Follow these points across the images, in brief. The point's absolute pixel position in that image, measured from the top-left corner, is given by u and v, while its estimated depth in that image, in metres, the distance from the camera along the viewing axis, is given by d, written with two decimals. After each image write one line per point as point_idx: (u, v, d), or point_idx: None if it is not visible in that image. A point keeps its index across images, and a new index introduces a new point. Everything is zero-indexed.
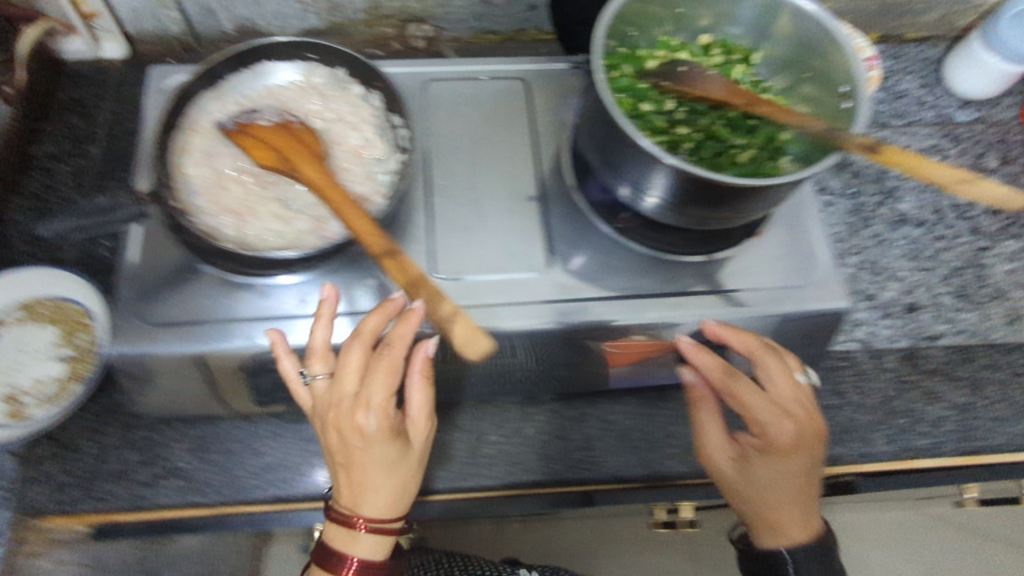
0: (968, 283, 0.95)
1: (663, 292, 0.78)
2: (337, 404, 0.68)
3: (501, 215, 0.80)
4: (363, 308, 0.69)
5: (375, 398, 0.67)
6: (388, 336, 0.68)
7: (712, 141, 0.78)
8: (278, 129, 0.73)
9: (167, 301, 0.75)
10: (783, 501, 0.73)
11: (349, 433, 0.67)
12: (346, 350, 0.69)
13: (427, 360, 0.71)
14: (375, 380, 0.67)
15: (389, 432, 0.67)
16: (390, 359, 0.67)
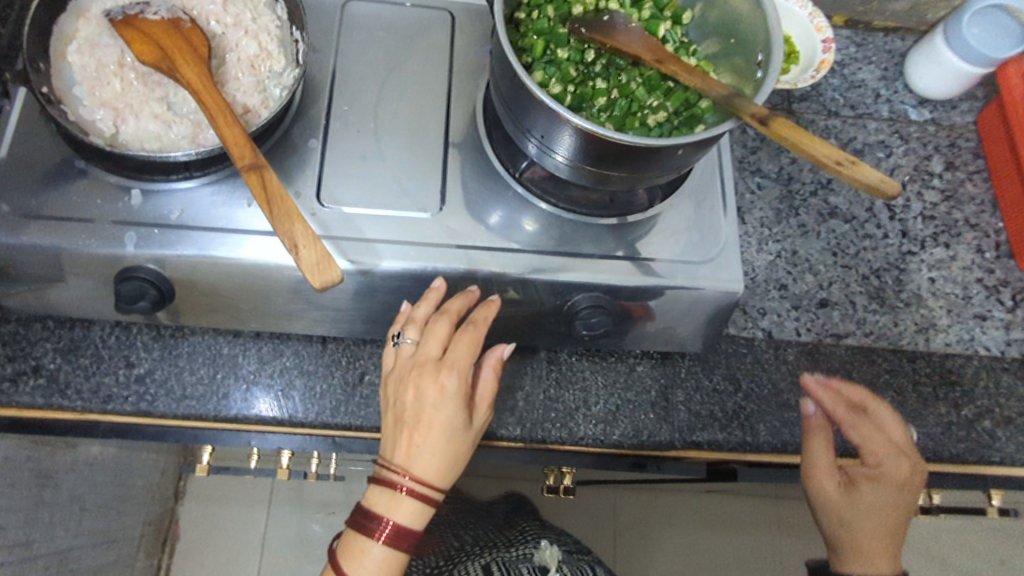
0: (885, 286, 0.93)
1: (552, 249, 0.76)
2: (419, 364, 0.70)
3: (399, 149, 0.77)
4: (439, 288, 0.72)
5: (457, 363, 0.69)
6: (472, 316, 0.72)
7: (626, 99, 0.74)
8: (164, 25, 0.69)
9: (33, 191, 0.71)
10: (872, 534, 0.79)
11: (425, 393, 0.69)
12: (435, 319, 0.71)
13: (499, 358, 0.74)
14: (457, 349, 0.70)
15: (462, 397, 0.69)
16: (475, 334, 0.71)
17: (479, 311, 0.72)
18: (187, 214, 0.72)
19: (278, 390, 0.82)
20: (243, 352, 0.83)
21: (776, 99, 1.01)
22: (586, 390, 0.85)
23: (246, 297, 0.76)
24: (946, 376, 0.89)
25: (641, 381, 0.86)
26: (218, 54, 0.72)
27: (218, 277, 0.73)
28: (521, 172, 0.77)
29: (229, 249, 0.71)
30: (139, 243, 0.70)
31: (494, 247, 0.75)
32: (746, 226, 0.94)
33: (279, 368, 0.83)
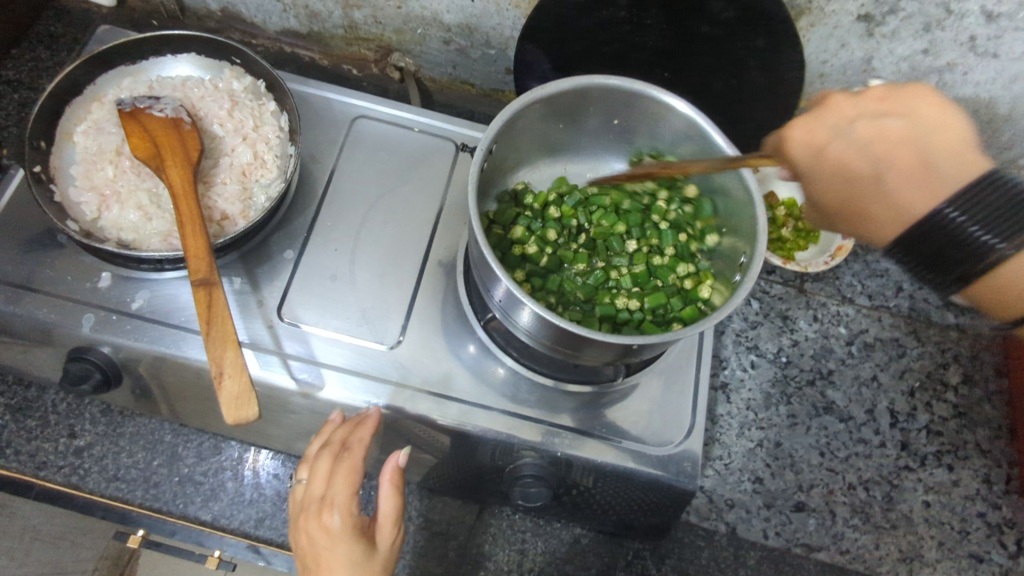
0: (872, 502, 0.85)
1: (503, 406, 0.72)
2: (306, 507, 0.64)
3: (372, 275, 0.76)
4: (332, 420, 0.68)
5: (338, 499, 0.62)
6: (349, 439, 0.64)
7: (605, 273, 0.73)
8: (165, 124, 0.70)
9: (10, 257, 0.73)
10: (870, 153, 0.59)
11: (314, 534, 0.62)
12: (318, 454, 0.65)
13: (395, 469, 0.65)
14: (337, 480, 0.63)
15: (353, 530, 0.62)
16: (351, 461, 0.63)
17: (357, 432, 0.65)
18: (148, 305, 0.72)
19: (208, 490, 0.80)
20: (185, 443, 0.82)
21: (788, 275, 0.98)
22: (522, 553, 0.80)
23: (192, 394, 0.75)
24: None
25: (584, 556, 0.80)
26: (214, 155, 0.74)
27: (167, 372, 0.72)
28: (487, 319, 0.74)
29: (180, 348, 0.70)
30: (94, 326, 0.70)
31: (443, 396, 0.72)
32: (730, 404, 0.89)
33: (216, 466, 0.81)
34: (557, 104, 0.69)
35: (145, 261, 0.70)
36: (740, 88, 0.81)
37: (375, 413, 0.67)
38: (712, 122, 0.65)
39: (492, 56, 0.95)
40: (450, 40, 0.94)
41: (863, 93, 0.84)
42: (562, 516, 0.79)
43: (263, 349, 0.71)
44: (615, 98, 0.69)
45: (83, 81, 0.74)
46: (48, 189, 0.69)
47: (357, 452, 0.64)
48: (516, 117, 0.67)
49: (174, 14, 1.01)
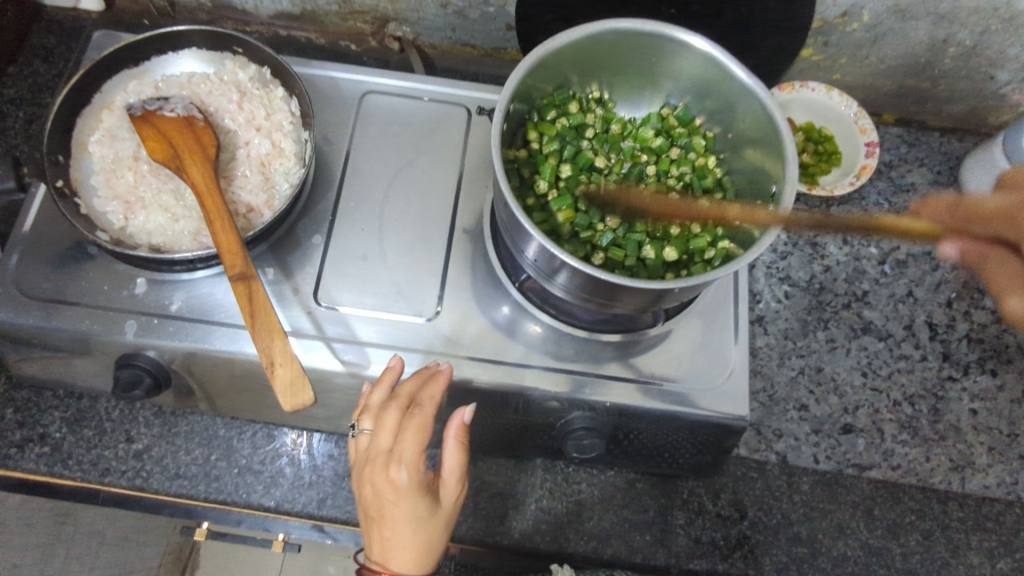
0: (918, 416, 0.86)
1: (548, 363, 0.73)
2: (371, 459, 0.62)
3: (402, 250, 0.77)
4: (393, 368, 0.67)
5: (406, 455, 0.60)
6: (418, 396, 0.64)
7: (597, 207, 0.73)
8: (179, 124, 0.70)
9: (45, 273, 0.73)
10: (1018, 234, 0.66)
11: (380, 488, 0.60)
12: (384, 408, 0.64)
13: (462, 427, 0.63)
14: (406, 437, 0.61)
15: (421, 487, 0.60)
16: (422, 417, 0.62)
17: (427, 390, 0.64)
18: (186, 306, 0.73)
19: (267, 477, 0.82)
20: (239, 435, 0.83)
21: (813, 201, 0.97)
22: (580, 504, 0.82)
23: (240, 387, 0.76)
24: (982, 522, 0.82)
25: (640, 500, 0.82)
26: (229, 149, 0.74)
27: (215, 368, 0.73)
28: (521, 279, 0.75)
29: (224, 343, 0.71)
30: (138, 332, 0.71)
31: (489, 360, 0.72)
32: (769, 336, 0.89)
33: (272, 454, 0.83)
34: (592, 49, 0.68)
35: (178, 263, 0.70)
36: (749, 16, 0.79)
37: (445, 373, 0.66)
38: (731, 56, 0.65)
39: (491, 14, 0.93)
40: (446, 3, 0.92)
41: (876, 6, 0.82)
42: (616, 464, 0.81)
43: (305, 335, 0.72)
44: (670, 48, 0.68)
45: (89, 90, 0.74)
46: (72, 203, 0.69)
47: (428, 412, 0.62)
48: (533, 71, 0.66)
49: (164, 10, 1.00)
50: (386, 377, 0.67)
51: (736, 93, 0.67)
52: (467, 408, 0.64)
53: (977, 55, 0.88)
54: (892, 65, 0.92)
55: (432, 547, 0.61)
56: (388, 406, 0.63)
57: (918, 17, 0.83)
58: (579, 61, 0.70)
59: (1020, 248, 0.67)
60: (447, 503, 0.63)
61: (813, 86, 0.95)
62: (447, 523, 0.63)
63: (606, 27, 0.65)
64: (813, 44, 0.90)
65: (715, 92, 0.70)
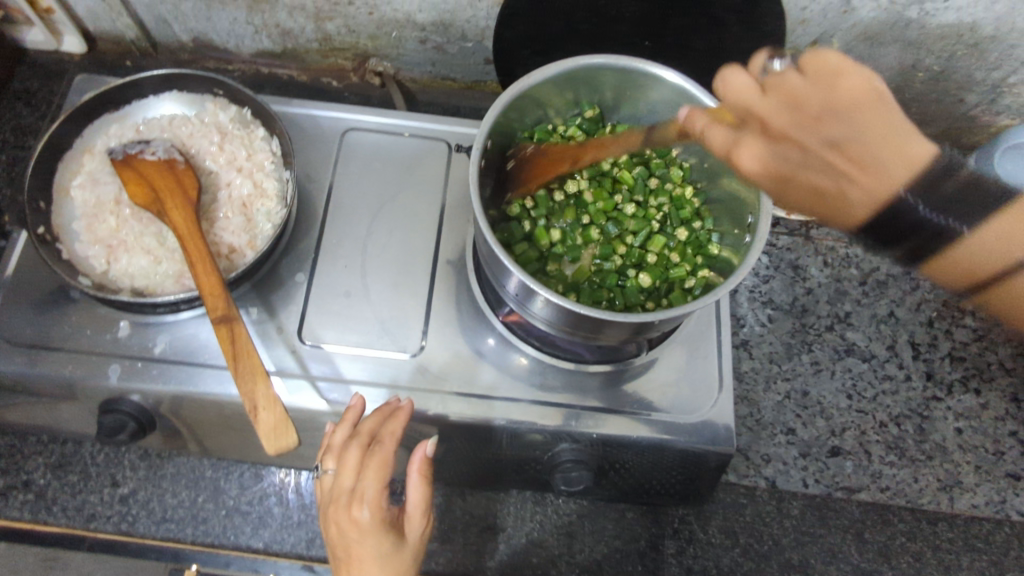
0: (905, 436, 0.86)
1: (534, 396, 0.73)
2: (335, 499, 0.62)
3: (384, 285, 0.77)
4: (354, 407, 0.67)
5: (368, 493, 0.60)
6: (379, 432, 0.64)
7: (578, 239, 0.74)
8: (160, 167, 0.70)
9: (27, 319, 0.73)
10: (843, 128, 0.54)
11: (344, 528, 0.60)
12: (344, 447, 0.63)
13: (424, 461, 0.63)
14: (367, 474, 0.61)
15: (384, 525, 0.60)
16: (383, 453, 0.62)
17: (387, 427, 0.64)
18: (170, 348, 0.72)
19: (255, 518, 0.81)
20: (226, 476, 0.82)
21: (793, 225, 0.98)
22: (571, 535, 0.81)
23: (226, 428, 0.75)
24: (972, 542, 0.82)
25: (631, 530, 0.82)
26: (211, 190, 0.75)
27: (200, 410, 0.73)
28: (504, 312, 0.75)
29: (208, 385, 0.71)
30: (121, 376, 0.71)
31: (475, 395, 0.72)
32: (754, 361, 0.89)
33: (260, 494, 0.82)
34: (567, 83, 0.69)
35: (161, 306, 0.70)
36: (722, 46, 0.80)
37: (405, 408, 0.66)
38: (703, 88, 0.66)
39: (470, 48, 0.94)
40: (425, 38, 0.93)
41: (845, 35, 0.84)
42: (605, 495, 0.80)
43: (289, 375, 0.72)
44: (645, 81, 0.69)
45: (71, 135, 0.75)
46: (54, 249, 0.69)
47: (387, 448, 0.62)
48: (510, 107, 0.67)
49: (146, 50, 1.01)
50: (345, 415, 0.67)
51: None
52: (426, 442, 0.64)
53: (946, 80, 0.90)
54: None
55: None
56: (348, 445, 0.63)
57: (886, 44, 0.85)
58: (556, 95, 0.71)
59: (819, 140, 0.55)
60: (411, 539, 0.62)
61: None
62: (414, 560, 0.62)
63: (579, 63, 0.66)
64: None
65: (691, 122, 0.71)
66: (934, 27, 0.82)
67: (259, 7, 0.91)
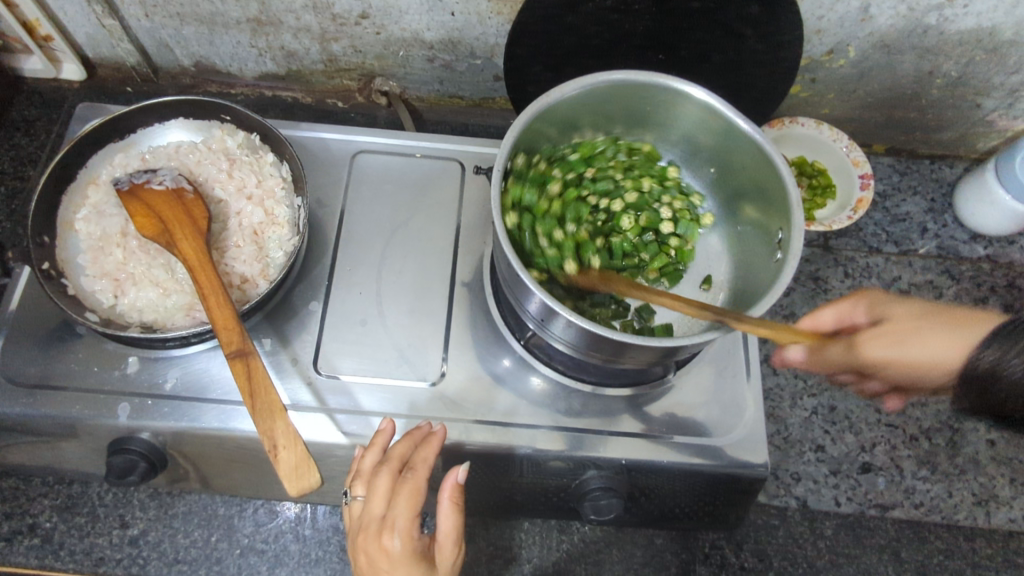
0: (937, 450, 0.84)
1: (558, 422, 0.70)
2: (364, 526, 0.60)
3: (401, 312, 0.75)
4: (383, 430, 0.64)
5: (400, 523, 0.58)
6: (411, 458, 0.62)
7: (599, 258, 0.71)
8: (168, 197, 0.68)
9: (32, 357, 0.71)
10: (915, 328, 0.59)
11: (374, 558, 0.58)
12: (374, 472, 0.61)
13: (456, 488, 0.62)
14: (399, 503, 0.59)
15: (415, 556, 0.58)
16: (415, 481, 0.60)
17: (419, 453, 0.62)
18: (181, 383, 0.70)
19: (272, 556, 0.78)
20: (240, 512, 0.80)
21: (811, 236, 0.96)
22: (598, 565, 0.79)
23: (241, 464, 0.73)
24: (1011, 558, 0.79)
25: (661, 557, 0.79)
26: (220, 219, 0.73)
27: (214, 447, 0.70)
28: (525, 336, 0.73)
29: (221, 421, 0.68)
30: (132, 414, 0.68)
31: (498, 423, 0.70)
32: (778, 376, 0.87)
33: (276, 530, 0.79)
34: (589, 100, 0.68)
35: (172, 340, 0.68)
36: (738, 59, 0.79)
37: (437, 434, 0.63)
38: (729, 104, 0.64)
39: (478, 66, 0.93)
40: (433, 57, 0.92)
41: (863, 42, 0.82)
42: (632, 522, 0.77)
43: (306, 408, 0.69)
44: (670, 97, 0.67)
45: (74, 165, 0.72)
46: (59, 284, 0.67)
47: (421, 475, 0.61)
48: (531, 126, 0.65)
49: (147, 76, 1.00)
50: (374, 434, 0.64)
51: (738, 141, 0.66)
52: (460, 468, 0.63)
53: (964, 85, 0.89)
54: (879, 98, 0.93)
55: None
56: (378, 469, 0.61)
57: (903, 51, 0.84)
58: (578, 112, 0.69)
59: (906, 334, 0.59)
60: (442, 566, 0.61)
61: (802, 122, 0.95)
62: None
63: (602, 80, 0.64)
64: (801, 81, 0.91)
65: (719, 143, 0.69)
66: (953, 33, 0.80)
67: (263, 30, 0.89)
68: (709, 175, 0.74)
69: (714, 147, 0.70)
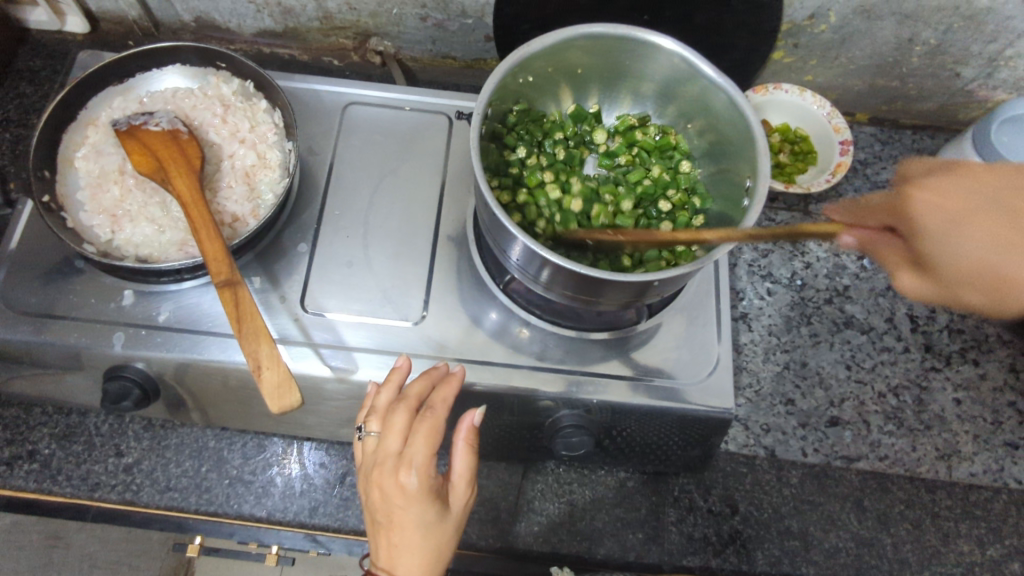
0: (903, 406, 0.87)
1: (534, 363, 0.73)
2: (380, 462, 0.61)
3: (385, 256, 0.78)
4: (399, 368, 0.66)
5: (417, 460, 0.60)
6: (430, 398, 0.63)
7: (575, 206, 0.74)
8: (164, 137, 0.71)
9: (32, 290, 0.74)
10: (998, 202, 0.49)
11: (389, 493, 0.60)
12: (392, 410, 0.63)
13: (472, 429, 0.63)
14: (417, 441, 0.60)
15: (430, 493, 0.60)
16: (433, 420, 0.61)
17: (438, 392, 0.64)
18: (174, 316, 0.73)
19: (259, 487, 0.81)
20: (229, 446, 0.83)
21: (792, 200, 0.99)
22: (572, 505, 0.82)
23: (230, 396, 0.76)
24: (970, 510, 0.82)
25: (632, 498, 0.82)
26: (214, 161, 0.76)
27: (204, 378, 0.74)
28: (505, 281, 0.76)
29: (211, 352, 0.71)
30: (126, 344, 0.72)
31: (475, 362, 0.73)
32: (753, 333, 0.90)
33: (263, 463, 0.83)
34: (569, 49, 0.70)
35: (165, 273, 0.71)
36: (719, 20, 0.81)
37: (456, 375, 0.66)
38: (701, 56, 0.66)
39: (470, 26, 0.95)
40: (426, 16, 0.94)
41: (843, 7, 0.84)
42: (607, 463, 0.81)
43: (293, 343, 0.72)
44: (648, 49, 0.69)
45: (74, 107, 0.75)
46: (59, 217, 0.70)
47: (439, 416, 0.62)
48: (511, 74, 0.68)
49: (148, 30, 1.02)
50: (392, 373, 0.66)
51: (710, 91, 0.68)
52: (477, 409, 0.64)
53: (943, 53, 0.91)
54: (861, 66, 0.95)
55: (442, 553, 0.60)
56: (396, 407, 0.63)
57: (883, 17, 0.86)
58: (557, 62, 0.71)
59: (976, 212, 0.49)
60: (457, 507, 0.62)
61: (786, 88, 0.97)
62: (457, 526, 0.62)
63: (579, 30, 0.66)
64: (784, 46, 0.93)
65: (693, 94, 0.71)
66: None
67: None
68: (683, 126, 0.76)
69: (688, 98, 0.72)
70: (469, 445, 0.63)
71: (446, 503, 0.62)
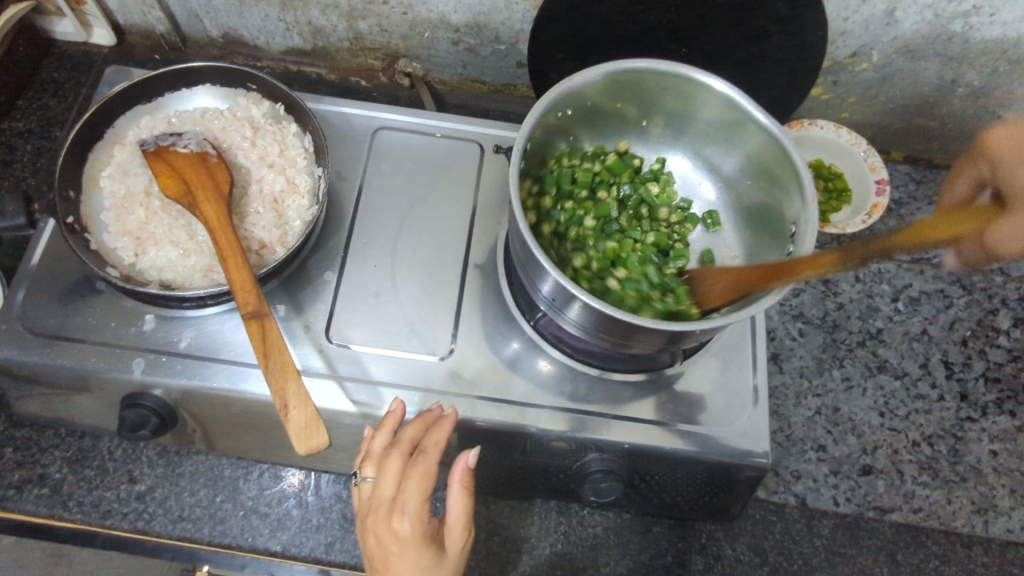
0: (938, 457, 0.84)
1: (564, 404, 0.71)
2: (374, 509, 0.60)
3: (413, 287, 0.76)
4: (393, 412, 0.65)
5: (410, 506, 0.58)
6: (422, 441, 0.62)
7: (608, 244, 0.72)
8: (193, 160, 0.69)
9: (52, 310, 0.72)
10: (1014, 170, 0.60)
11: (383, 539, 0.58)
12: (385, 454, 0.62)
13: (466, 471, 0.62)
14: (410, 487, 0.59)
15: (424, 539, 0.58)
16: (425, 464, 0.60)
17: (431, 435, 0.62)
18: (195, 343, 0.71)
19: (274, 520, 0.79)
20: (245, 475, 0.81)
21: (824, 238, 0.97)
22: (595, 549, 0.79)
23: (249, 427, 0.74)
24: (1007, 568, 0.79)
25: (658, 544, 0.80)
26: (242, 184, 0.74)
27: (224, 408, 0.71)
28: (535, 317, 0.74)
29: (232, 382, 0.69)
30: (146, 370, 0.69)
31: (503, 401, 0.71)
32: (784, 375, 0.88)
33: (278, 495, 0.80)
34: (613, 84, 0.68)
35: (187, 300, 0.69)
36: (761, 56, 0.80)
37: (449, 417, 0.64)
38: (750, 98, 0.65)
39: (502, 51, 0.94)
40: (458, 40, 0.93)
41: (886, 46, 0.83)
42: (633, 508, 0.78)
43: (317, 375, 0.70)
44: (694, 88, 0.67)
45: (102, 124, 0.74)
46: (82, 239, 0.68)
47: (432, 460, 0.60)
48: (553, 107, 0.66)
49: (175, 45, 1.01)
50: (386, 414, 0.65)
51: (755, 134, 0.67)
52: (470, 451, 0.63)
53: (986, 95, 0.89)
54: (899, 105, 0.93)
55: None
56: (389, 452, 0.61)
57: (927, 58, 0.84)
58: (599, 96, 0.70)
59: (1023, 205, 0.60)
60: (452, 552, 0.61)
61: (822, 124, 0.96)
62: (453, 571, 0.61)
63: (625, 66, 0.65)
64: (822, 83, 0.91)
65: (738, 136, 0.70)
66: (978, 41, 0.81)
67: (293, 4, 0.90)
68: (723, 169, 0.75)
69: (731, 139, 0.71)
70: (464, 489, 0.62)
71: (442, 548, 0.60)
